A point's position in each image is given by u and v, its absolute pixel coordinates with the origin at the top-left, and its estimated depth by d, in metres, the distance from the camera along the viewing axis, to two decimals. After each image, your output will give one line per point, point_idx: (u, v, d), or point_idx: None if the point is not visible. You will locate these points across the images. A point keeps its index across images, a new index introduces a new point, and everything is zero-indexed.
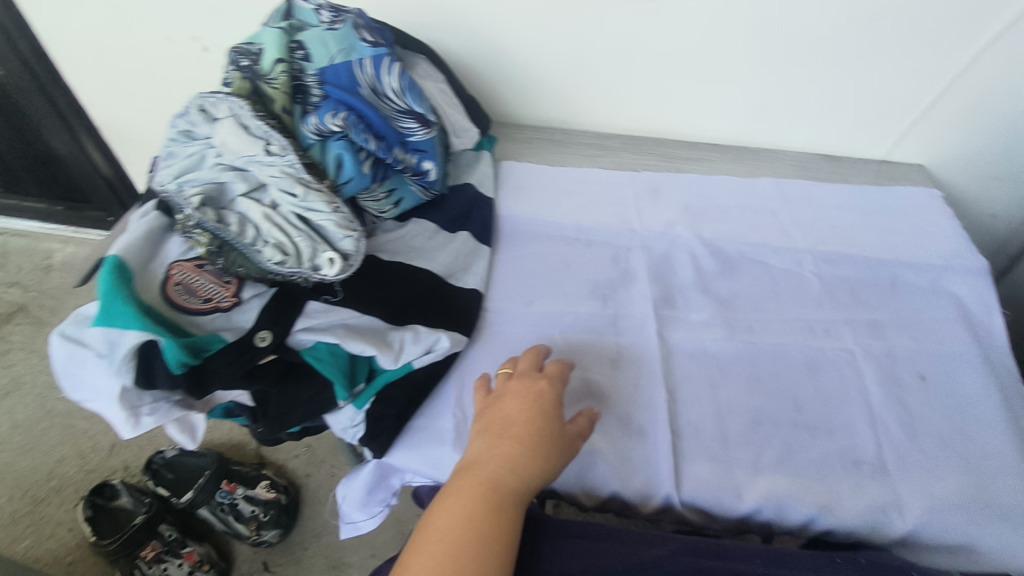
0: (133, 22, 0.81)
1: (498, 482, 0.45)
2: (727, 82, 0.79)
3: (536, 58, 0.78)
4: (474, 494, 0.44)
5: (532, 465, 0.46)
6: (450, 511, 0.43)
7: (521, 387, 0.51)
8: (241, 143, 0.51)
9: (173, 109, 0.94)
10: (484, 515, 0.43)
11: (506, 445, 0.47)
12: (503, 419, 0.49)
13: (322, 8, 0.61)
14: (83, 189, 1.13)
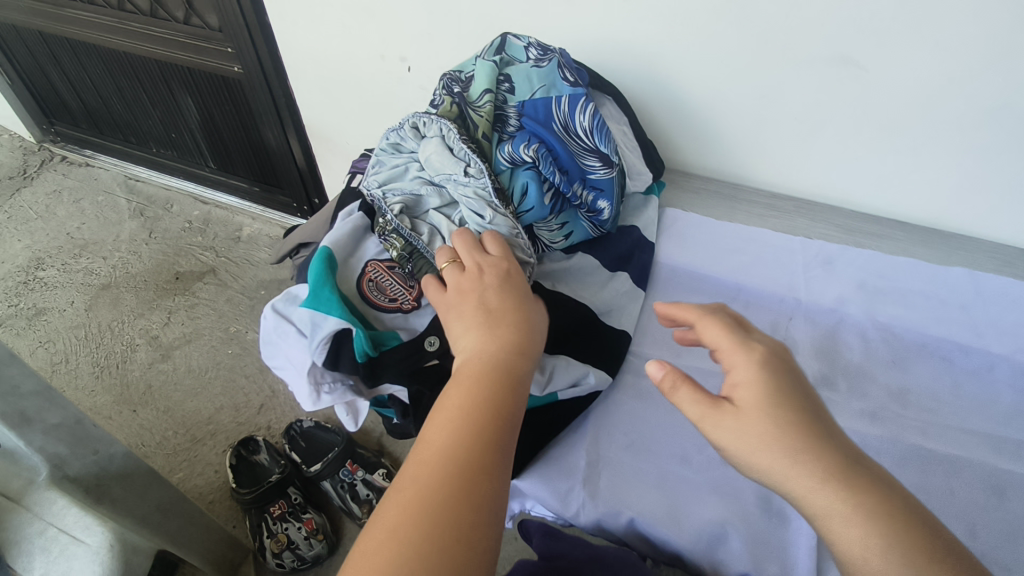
0: (357, 41, 0.93)
1: (498, 362, 0.44)
2: (927, 155, 0.73)
3: (719, 110, 0.77)
4: (477, 379, 0.43)
5: (519, 350, 0.46)
6: (453, 400, 0.42)
7: (485, 271, 0.50)
8: (444, 162, 0.55)
9: (368, 118, 1.05)
10: (491, 391, 0.42)
11: (491, 333, 0.46)
12: (486, 310, 0.48)
13: (531, 46, 0.65)
14: (279, 176, 1.29)
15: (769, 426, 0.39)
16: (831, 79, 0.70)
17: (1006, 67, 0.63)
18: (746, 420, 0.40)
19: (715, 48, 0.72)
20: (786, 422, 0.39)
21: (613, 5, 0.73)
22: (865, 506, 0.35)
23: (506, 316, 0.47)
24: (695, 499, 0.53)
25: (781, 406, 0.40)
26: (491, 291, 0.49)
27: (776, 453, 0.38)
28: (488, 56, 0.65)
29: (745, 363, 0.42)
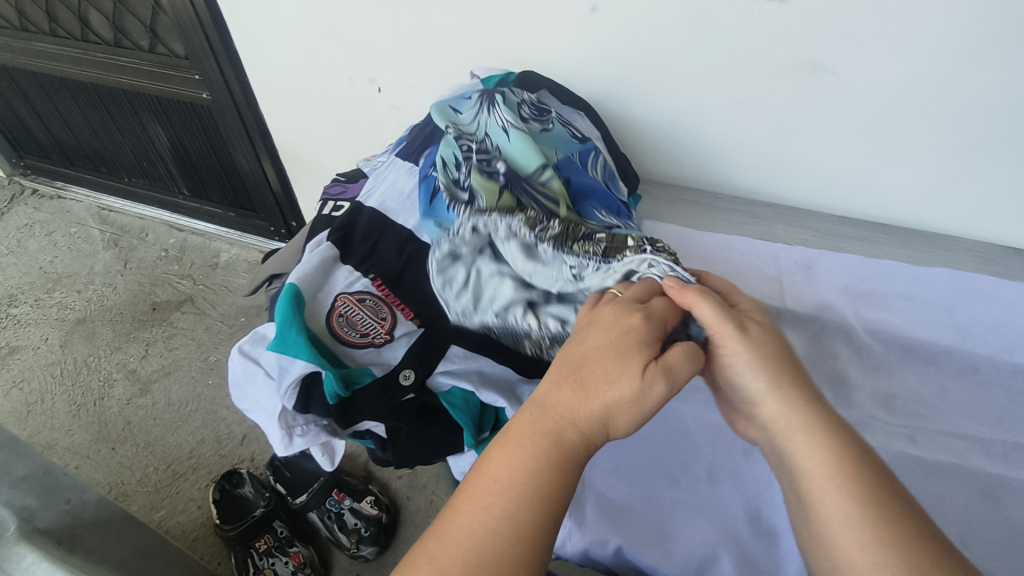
0: (325, 63, 0.91)
1: (564, 438, 0.39)
2: (898, 158, 0.72)
3: (690, 120, 0.77)
4: (534, 450, 0.38)
5: (609, 428, 0.40)
6: (510, 464, 0.38)
7: (609, 320, 0.43)
8: (539, 270, 0.51)
9: (340, 140, 1.03)
10: (542, 470, 0.38)
11: (581, 397, 0.40)
12: (577, 364, 0.42)
13: (525, 106, 0.65)
14: (254, 200, 1.27)
15: (767, 345, 0.44)
16: (802, 85, 0.70)
17: (974, 64, 0.63)
18: (753, 339, 0.44)
19: (685, 59, 0.71)
20: (781, 355, 0.44)
21: (580, 20, 0.73)
22: (834, 458, 0.39)
23: (592, 382, 0.40)
24: (683, 523, 0.52)
25: (777, 346, 0.44)
26: (597, 342, 0.42)
27: (774, 374, 0.43)
28: (470, 126, 0.63)
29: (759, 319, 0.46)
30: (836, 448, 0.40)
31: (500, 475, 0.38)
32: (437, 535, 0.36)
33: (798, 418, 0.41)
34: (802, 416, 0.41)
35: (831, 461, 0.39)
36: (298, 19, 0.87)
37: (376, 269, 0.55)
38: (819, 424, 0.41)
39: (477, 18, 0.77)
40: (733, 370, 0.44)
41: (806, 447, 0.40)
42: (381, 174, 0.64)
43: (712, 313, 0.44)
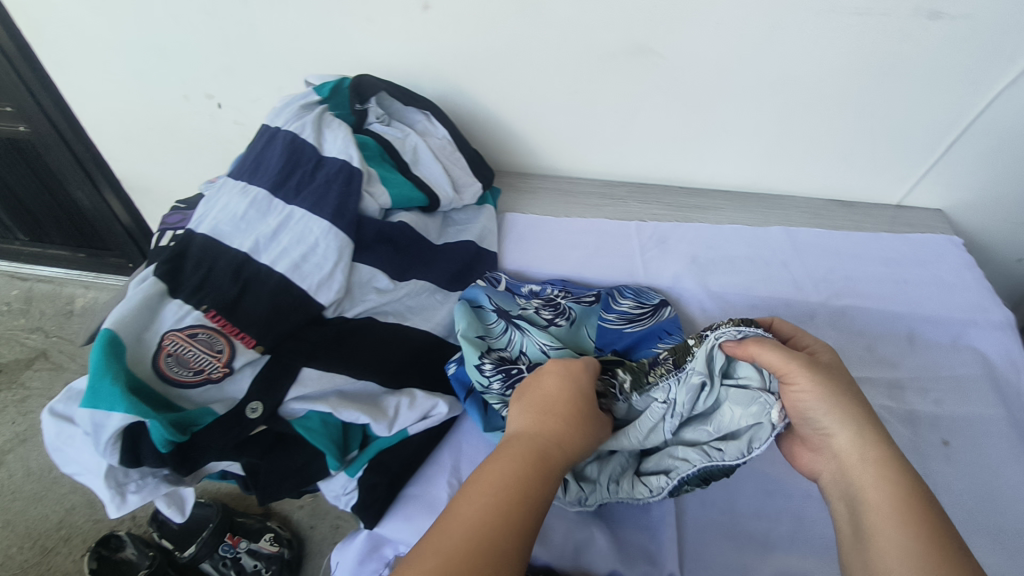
0: (153, 82, 0.84)
1: (547, 453, 0.41)
2: (731, 132, 0.77)
3: (539, 112, 0.78)
4: (525, 461, 0.40)
5: (579, 441, 0.43)
6: (501, 472, 0.39)
7: (558, 368, 0.48)
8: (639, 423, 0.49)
9: (189, 163, 0.97)
10: (535, 479, 0.39)
11: (552, 412, 0.43)
12: (541, 394, 0.45)
13: (541, 308, 0.62)
14: (104, 236, 1.16)
15: (833, 380, 0.45)
16: (635, 68, 0.71)
17: (785, 40, 0.66)
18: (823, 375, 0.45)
19: (524, 51, 0.72)
20: (853, 392, 0.45)
21: (414, 18, 0.70)
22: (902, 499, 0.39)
23: (565, 409, 0.44)
24: (558, 510, 0.52)
25: (848, 382, 0.45)
26: (555, 377, 0.46)
27: (846, 411, 0.44)
28: (500, 337, 0.59)
29: (829, 358, 0.47)
30: (896, 480, 0.40)
31: (493, 481, 0.38)
32: (437, 537, 0.35)
33: (861, 448, 0.42)
34: (874, 453, 0.42)
35: (887, 492, 0.40)
36: (109, 36, 0.79)
37: (209, 300, 0.51)
38: (881, 458, 0.42)
39: (305, 24, 0.73)
40: (798, 404, 0.45)
41: (870, 479, 0.41)
42: (212, 197, 0.59)
43: (777, 356, 0.46)
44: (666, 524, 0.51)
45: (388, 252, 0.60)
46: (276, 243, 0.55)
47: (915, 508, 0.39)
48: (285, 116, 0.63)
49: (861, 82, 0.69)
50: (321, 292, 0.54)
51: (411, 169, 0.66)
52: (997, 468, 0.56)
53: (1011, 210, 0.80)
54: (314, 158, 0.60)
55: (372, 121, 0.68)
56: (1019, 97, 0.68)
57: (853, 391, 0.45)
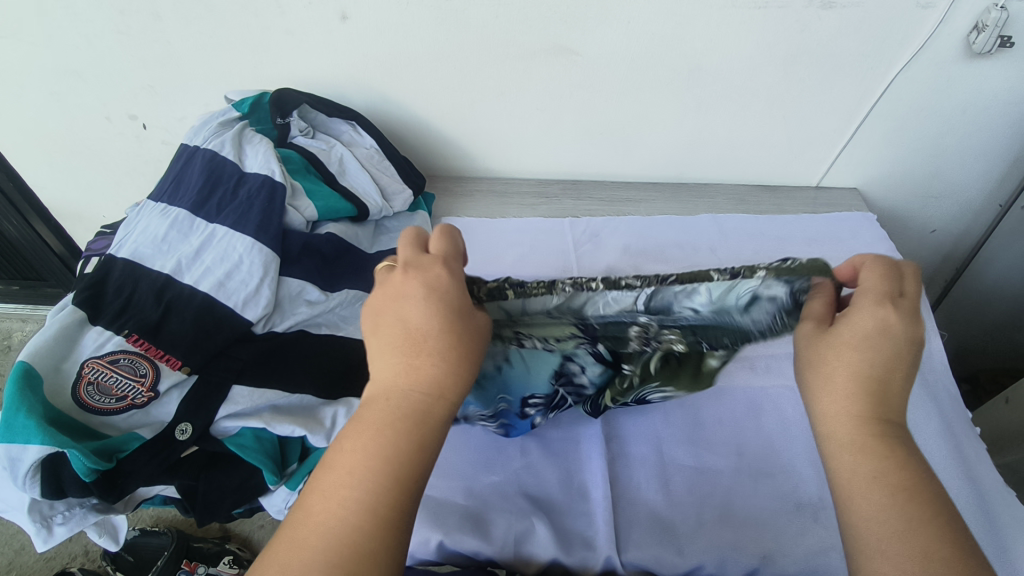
0: (71, 107, 0.82)
1: (408, 409, 0.35)
2: (655, 124, 0.80)
3: (466, 116, 0.80)
4: (381, 426, 0.34)
5: (433, 385, 0.35)
6: (360, 457, 0.33)
7: (411, 284, 0.37)
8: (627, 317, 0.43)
9: (120, 186, 0.95)
10: (370, 448, 0.33)
11: (422, 363, 0.35)
12: (408, 332, 0.36)
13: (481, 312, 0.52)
14: (38, 266, 1.13)
15: (846, 363, 0.36)
16: (554, 67, 0.73)
17: (696, 34, 0.69)
18: (830, 357, 0.37)
19: (445, 57, 0.72)
20: (867, 360, 0.36)
21: (333, 29, 0.70)
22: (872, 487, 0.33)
23: (431, 348, 0.35)
24: (497, 505, 0.51)
25: (876, 352, 0.36)
26: (416, 304, 0.36)
27: (846, 387, 0.36)
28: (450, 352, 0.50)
29: (884, 336, 0.36)
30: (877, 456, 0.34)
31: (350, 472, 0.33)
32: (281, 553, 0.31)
33: (848, 418, 0.36)
34: (869, 431, 0.35)
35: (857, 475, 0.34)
36: (20, 63, 0.76)
37: (131, 324, 0.50)
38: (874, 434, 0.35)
39: (223, 41, 0.72)
40: (811, 372, 0.38)
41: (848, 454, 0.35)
42: (132, 220, 0.59)
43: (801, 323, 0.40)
44: (603, 508, 0.51)
45: (315, 263, 0.60)
46: (200, 262, 0.55)
47: (899, 491, 0.33)
48: (203, 134, 0.64)
49: (766, 72, 0.72)
50: (248, 308, 0.54)
51: (338, 180, 0.67)
52: (913, 427, 0.58)
53: (918, 185, 0.85)
54: (235, 174, 0.61)
55: (295, 134, 0.69)
56: (914, 80, 0.72)
57: (871, 366, 0.36)
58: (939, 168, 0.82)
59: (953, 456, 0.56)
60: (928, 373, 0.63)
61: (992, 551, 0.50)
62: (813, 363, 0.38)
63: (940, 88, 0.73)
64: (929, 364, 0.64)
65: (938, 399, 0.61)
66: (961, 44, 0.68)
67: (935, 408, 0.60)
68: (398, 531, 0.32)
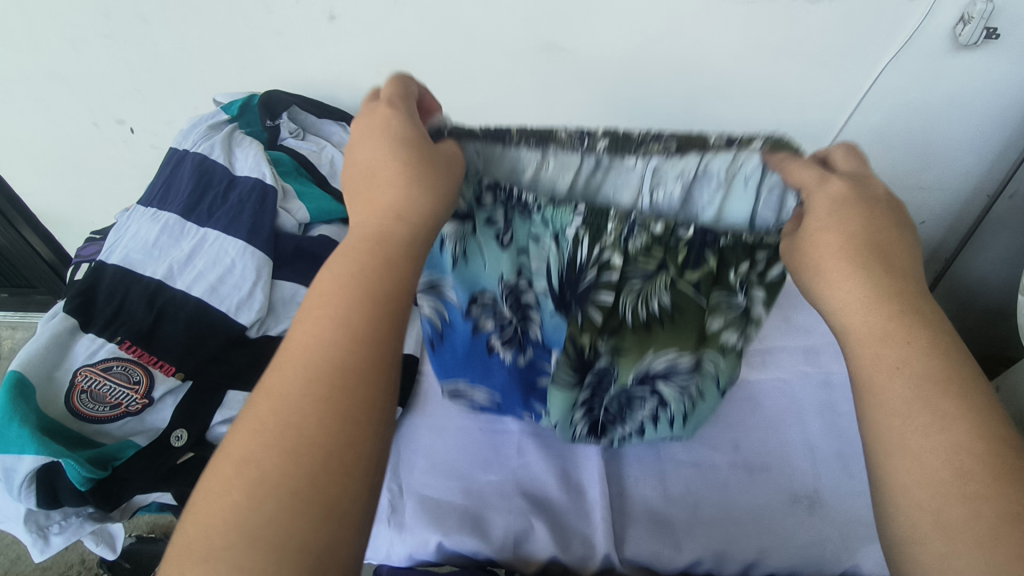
0: (57, 111, 0.81)
1: (384, 233, 0.30)
2: (645, 120, 0.80)
3: (457, 114, 0.79)
4: (358, 253, 0.29)
5: (416, 204, 0.30)
6: (334, 281, 0.29)
7: (364, 125, 0.33)
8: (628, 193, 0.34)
9: (107, 189, 0.94)
10: (358, 280, 0.29)
11: (387, 194, 0.31)
12: (364, 166, 0.32)
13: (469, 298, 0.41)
14: (27, 272, 1.11)
15: (842, 236, 0.30)
16: (543, 65, 0.73)
17: (686, 28, 0.69)
18: (826, 238, 0.31)
19: (435, 56, 0.72)
20: (856, 225, 0.31)
21: (322, 29, 0.69)
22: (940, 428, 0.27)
23: (385, 173, 0.31)
24: (495, 504, 0.51)
25: (866, 216, 0.31)
26: (371, 133, 0.33)
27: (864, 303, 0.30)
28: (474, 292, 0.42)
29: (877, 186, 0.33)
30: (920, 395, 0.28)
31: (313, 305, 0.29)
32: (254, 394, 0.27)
33: (869, 325, 0.29)
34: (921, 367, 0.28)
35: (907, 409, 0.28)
36: (6, 68, 0.75)
37: (123, 330, 0.50)
38: (906, 342, 0.29)
39: (211, 43, 0.72)
40: (807, 272, 0.32)
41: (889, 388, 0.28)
42: (122, 225, 0.58)
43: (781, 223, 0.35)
44: (601, 506, 0.51)
45: (308, 265, 0.59)
46: (192, 267, 0.54)
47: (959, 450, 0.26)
48: (193, 137, 0.64)
49: (756, 66, 0.73)
50: (241, 313, 0.53)
51: (330, 182, 0.67)
52: None
53: (909, 175, 0.85)
54: (226, 178, 0.61)
55: (286, 137, 0.69)
56: (902, 72, 0.73)
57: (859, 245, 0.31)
58: (930, 158, 0.83)
59: None
60: None
61: None
62: (802, 255, 0.32)
63: (928, 80, 0.73)
64: None
65: None
66: (947, 36, 0.69)
67: None
68: (359, 363, 0.27)
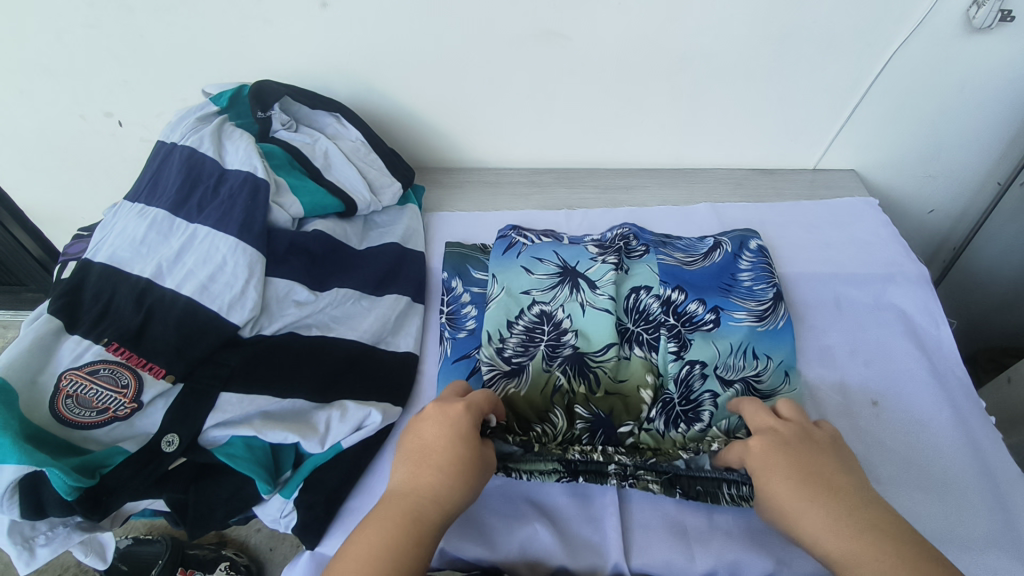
0: (43, 105, 0.78)
1: (418, 510, 0.38)
2: (650, 109, 0.77)
3: (455, 108, 0.77)
4: (395, 520, 0.38)
5: (449, 497, 0.39)
6: (369, 537, 0.37)
7: (433, 412, 0.44)
8: (636, 372, 0.54)
9: (96, 184, 0.91)
10: (399, 542, 0.37)
11: (428, 478, 0.40)
12: (421, 447, 0.42)
13: (521, 314, 0.57)
14: (17, 269, 1.09)
15: (784, 477, 0.41)
16: (544, 53, 0.70)
17: (693, 12, 0.66)
18: (780, 493, 0.41)
19: (432, 47, 0.70)
20: (790, 467, 0.41)
21: (314, 18, 0.67)
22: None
23: (439, 459, 0.40)
24: (501, 509, 0.50)
25: (789, 457, 0.42)
26: (433, 423, 0.43)
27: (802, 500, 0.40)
28: (544, 293, 0.59)
29: (785, 429, 0.44)
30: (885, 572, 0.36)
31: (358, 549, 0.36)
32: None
33: (842, 549, 0.38)
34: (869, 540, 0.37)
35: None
36: None
37: (111, 332, 0.48)
38: (875, 557, 0.37)
39: (200, 34, 0.70)
40: (785, 520, 0.41)
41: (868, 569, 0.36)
42: (108, 222, 0.56)
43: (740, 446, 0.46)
44: (610, 512, 0.50)
45: (304, 263, 0.58)
46: (181, 264, 0.52)
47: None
48: (181, 129, 0.62)
49: (761, 54, 0.71)
50: (234, 311, 0.52)
51: (324, 175, 0.65)
52: (923, 417, 0.57)
53: (918, 165, 0.84)
54: (216, 172, 0.58)
55: (278, 128, 0.66)
56: (911, 59, 0.71)
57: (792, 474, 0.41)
58: (939, 146, 0.81)
59: (965, 447, 0.55)
60: (939, 362, 0.62)
61: (1010, 544, 0.49)
62: (773, 507, 0.41)
63: (939, 66, 0.71)
64: (938, 352, 0.63)
65: (949, 387, 0.60)
66: (960, 19, 0.67)
67: (946, 397, 0.59)
68: None
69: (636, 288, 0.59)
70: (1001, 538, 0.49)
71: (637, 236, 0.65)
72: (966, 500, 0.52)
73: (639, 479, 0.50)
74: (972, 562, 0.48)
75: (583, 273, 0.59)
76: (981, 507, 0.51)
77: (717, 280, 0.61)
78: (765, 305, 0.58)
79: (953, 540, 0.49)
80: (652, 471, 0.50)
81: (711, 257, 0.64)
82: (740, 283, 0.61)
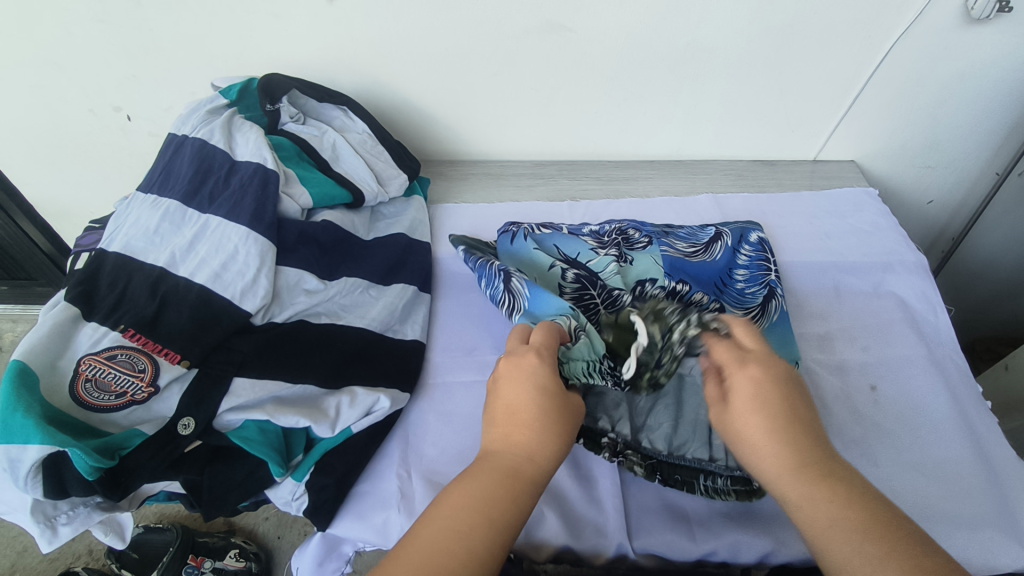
0: (53, 100, 0.79)
1: (519, 467, 0.39)
2: (651, 102, 0.79)
3: (459, 101, 0.79)
4: (493, 480, 0.38)
5: (546, 451, 0.39)
6: (461, 496, 0.37)
7: (510, 367, 0.43)
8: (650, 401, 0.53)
9: (105, 177, 0.92)
10: (498, 498, 0.37)
11: (520, 434, 0.40)
12: (506, 406, 0.41)
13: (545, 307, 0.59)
14: (26, 263, 1.10)
15: (756, 412, 0.40)
16: (547, 46, 0.71)
17: (693, 6, 0.67)
18: (746, 424, 0.40)
19: (437, 39, 0.71)
20: (769, 402, 0.40)
21: (320, 12, 0.68)
22: (843, 519, 0.36)
23: (530, 415, 0.40)
24: None
25: (776, 393, 0.41)
26: (513, 381, 0.42)
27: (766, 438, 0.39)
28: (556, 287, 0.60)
29: (770, 362, 0.43)
30: (837, 513, 0.36)
31: (453, 504, 0.37)
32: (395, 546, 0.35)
33: (798, 491, 0.37)
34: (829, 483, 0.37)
35: (827, 514, 0.36)
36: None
37: (127, 318, 0.49)
38: (829, 497, 0.37)
39: (208, 27, 0.70)
40: (745, 448, 0.40)
41: (819, 507, 0.37)
42: (122, 213, 0.57)
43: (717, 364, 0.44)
44: (613, 495, 0.51)
45: (313, 251, 0.59)
46: (194, 253, 0.54)
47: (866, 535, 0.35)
48: (191, 122, 0.63)
49: (762, 46, 0.72)
50: (246, 299, 0.53)
51: (331, 167, 0.66)
52: (921, 402, 0.58)
53: (918, 155, 0.85)
54: (227, 163, 0.60)
55: (286, 120, 0.68)
56: (912, 49, 0.72)
57: (770, 409, 0.40)
58: (938, 138, 0.82)
59: (964, 432, 0.56)
60: (937, 349, 0.63)
61: (1008, 527, 0.50)
62: (737, 434, 0.41)
63: (938, 56, 0.72)
64: (937, 340, 0.64)
65: (947, 373, 0.61)
66: (960, 11, 0.68)
67: (944, 382, 0.60)
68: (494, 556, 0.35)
69: (641, 278, 0.60)
70: (998, 520, 0.50)
71: (637, 229, 0.67)
72: (963, 483, 0.53)
73: (626, 458, 0.51)
74: (969, 543, 0.49)
75: (583, 263, 0.61)
76: (978, 490, 0.52)
77: (717, 274, 0.63)
78: (754, 312, 0.60)
79: (952, 521, 0.50)
80: (637, 453, 0.51)
81: (712, 250, 0.65)
82: (735, 282, 0.63)
